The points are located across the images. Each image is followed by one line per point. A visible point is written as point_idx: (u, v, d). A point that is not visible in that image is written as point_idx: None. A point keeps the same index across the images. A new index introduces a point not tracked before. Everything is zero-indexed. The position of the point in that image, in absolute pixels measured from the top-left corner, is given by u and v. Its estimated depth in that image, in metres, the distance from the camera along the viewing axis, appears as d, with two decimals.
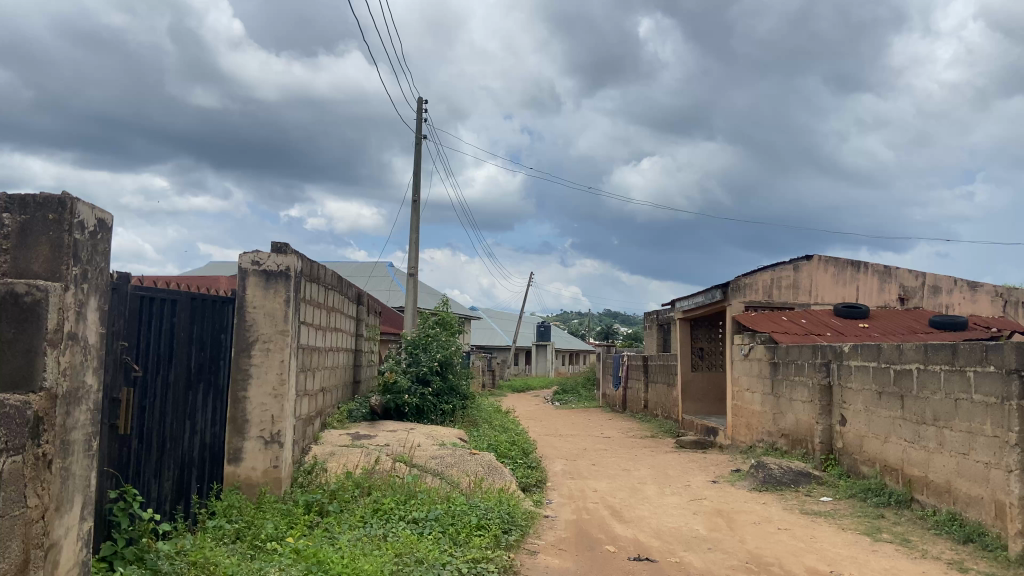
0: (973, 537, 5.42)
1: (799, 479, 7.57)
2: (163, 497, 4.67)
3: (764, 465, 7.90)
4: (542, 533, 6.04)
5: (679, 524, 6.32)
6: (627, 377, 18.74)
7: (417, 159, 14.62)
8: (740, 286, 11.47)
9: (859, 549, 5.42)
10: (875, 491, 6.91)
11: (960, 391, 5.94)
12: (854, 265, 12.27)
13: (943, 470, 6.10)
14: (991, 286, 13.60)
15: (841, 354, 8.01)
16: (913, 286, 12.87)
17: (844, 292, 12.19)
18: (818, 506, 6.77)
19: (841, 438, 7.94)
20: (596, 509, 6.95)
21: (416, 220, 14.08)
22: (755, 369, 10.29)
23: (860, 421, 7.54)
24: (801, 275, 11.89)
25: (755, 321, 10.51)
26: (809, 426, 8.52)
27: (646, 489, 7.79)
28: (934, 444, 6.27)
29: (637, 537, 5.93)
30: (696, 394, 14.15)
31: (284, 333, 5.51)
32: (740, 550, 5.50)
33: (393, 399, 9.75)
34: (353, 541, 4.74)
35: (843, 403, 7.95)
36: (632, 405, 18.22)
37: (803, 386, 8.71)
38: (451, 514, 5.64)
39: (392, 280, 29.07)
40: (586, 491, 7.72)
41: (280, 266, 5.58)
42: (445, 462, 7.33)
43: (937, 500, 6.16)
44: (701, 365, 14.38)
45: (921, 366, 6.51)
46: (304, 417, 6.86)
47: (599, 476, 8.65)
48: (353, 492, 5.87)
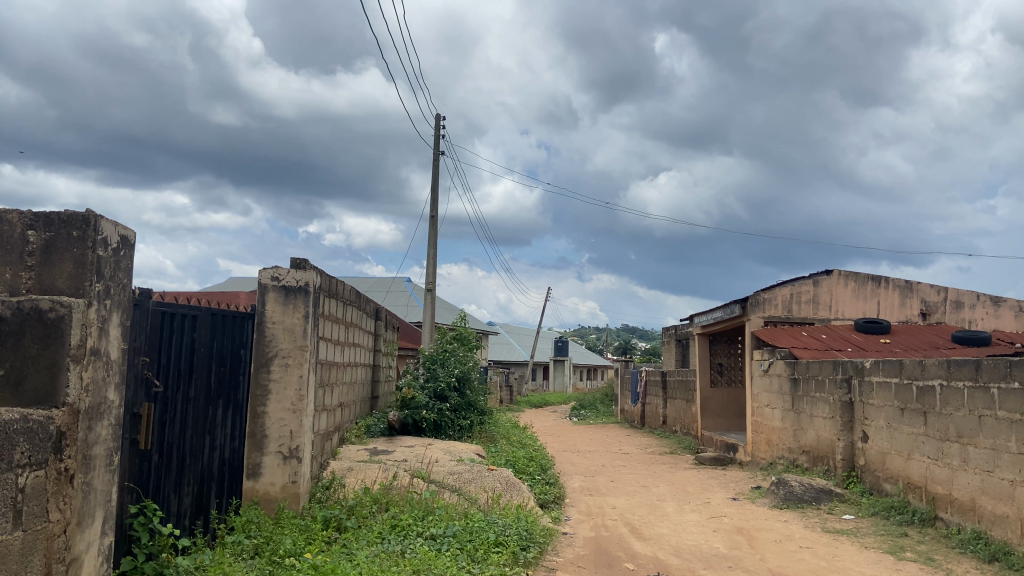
0: (999, 556, 5.30)
1: (820, 496, 7.47)
2: (182, 513, 4.68)
3: (785, 482, 7.82)
4: (561, 550, 6.01)
5: (698, 542, 6.25)
6: (644, 393, 18.64)
7: (434, 175, 14.67)
8: (759, 300, 11.38)
9: (883, 568, 5.33)
10: (897, 509, 6.81)
11: (984, 407, 5.85)
12: (875, 280, 12.17)
13: (967, 487, 6.00)
14: (1014, 301, 13.44)
15: (863, 370, 7.91)
16: (935, 301, 12.73)
17: (865, 307, 12.08)
18: (840, 524, 6.67)
19: (863, 455, 7.83)
20: (615, 526, 6.89)
21: (434, 236, 14.13)
22: (775, 385, 10.19)
23: (883, 437, 7.44)
24: (820, 289, 11.80)
25: (775, 337, 10.41)
26: (830, 443, 8.41)
27: (664, 506, 7.72)
28: (957, 462, 6.17)
29: (656, 555, 5.87)
30: (715, 409, 14.03)
31: (302, 348, 5.55)
32: (760, 568, 5.43)
33: (410, 415, 9.74)
34: (371, 557, 4.74)
35: (865, 419, 7.85)
36: (651, 421, 18.09)
37: (824, 402, 8.60)
38: (469, 531, 5.62)
39: (409, 296, 29.15)
40: (604, 508, 7.65)
41: (299, 281, 5.62)
42: (463, 478, 7.30)
43: (961, 518, 6.05)
44: (720, 381, 14.23)
45: (944, 382, 6.43)
46: (322, 432, 6.87)
47: (616, 492, 8.58)
48: (371, 508, 5.87)
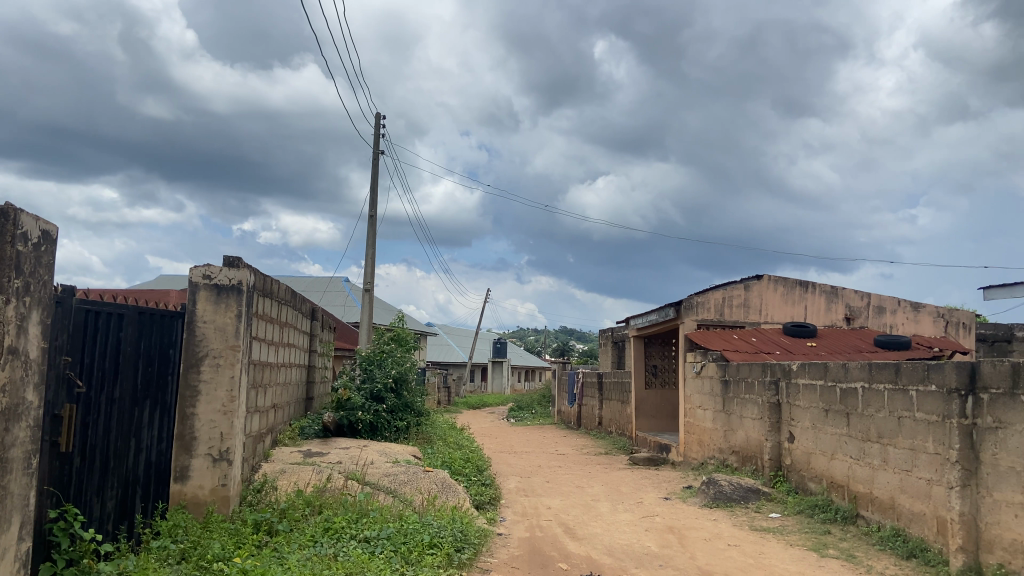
0: (916, 553, 5.57)
1: (748, 495, 7.67)
2: (106, 517, 4.54)
3: (715, 481, 7.99)
4: (495, 551, 6.04)
5: (631, 541, 6.36)
6: (581, 395, 18.81)
7: (374, 174, 14.53)
8: (693, 304, 11.62)
9: (807, 565, 5.52)
10: (821, 507, 7.06)
11: (904, 409, 6.11)
12: (802, 285, 12.58)
13: (887, 486, 6.26)
14: (932, 306, 13.97)
15: (789, 372, 8.16)
16: (858, 306, 13.19)
17: (793, 312, 12.46)
18: (767, 522, 6.88)
19: (789, 454, 8.09)
20: (550, 526, 6.96)
21: (373, 235, 13.99)
22: (707, 387, 10.41)
23: (808, 438, 7.70)
24: (751, 294, 12.14)
25: (707, 339, 10.65)
26: (758, 443, 8.66)
27: (599, 506, 7.82)
28: (878, 461, 6.43)
29: (590, 555, 5.96)
30: (650, 410, 14.28)
31: (234, 348, 5.44)
32: (690, 566, 5.57)
33: (346, 416, 9.62)
34: (302, 561, 4.67)
35: (791, 420, 8.09)
36: (587, 421, 18.28)
37: (753, 404, 8.85)
38: (404, 532, 5.61)
39: (347, 297, 28.82)
40: (539, 509, 7.71)
41: (232, 280, 5.50)
42: (399, 480, 7.27)
43: (881, 516, 6.31)
44: (654, 382, 14.49)
45: (866, 384, 6.69)
46: (254, 434, 6.72)
47: (552, 493, 8.63)
48: (304, 511, 5.79)
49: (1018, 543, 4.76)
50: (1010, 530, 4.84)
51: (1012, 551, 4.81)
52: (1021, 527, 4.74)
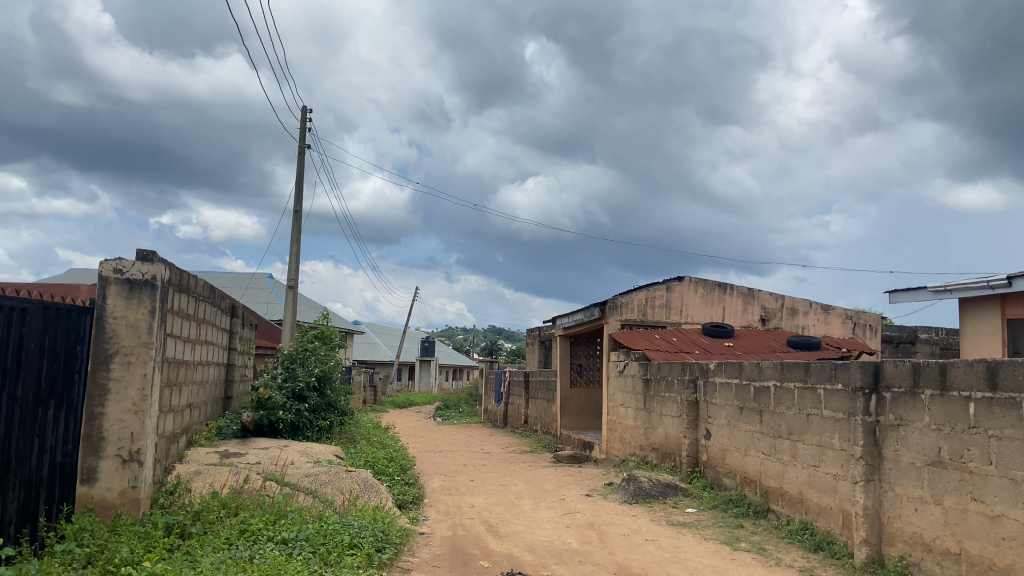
0: (823, 545, 5.82)
1: (667, 491, 7.86)
2: (6, 521, 4.32)
3: (635, 478, 8.15)
4: (417, 550, 6.01)
5: (551, 538, 6.43)
6: (508, 393, 18.90)
7: (299, 169, 14.23)
8: (618, 304, 11.81)
9: (720, 559, 5.69)
10: (735, 501, 7.29)
11: (812, 407, 6.37)
12: (721, 287, 12.96)
13: (796, 481, 6.51)
14: (841, 309, 14.59)
15: (707, 371, 8.40)
16: (773, 308, 13.67)
17: (712, 312, 12.82)
18: (683, 517, 7.06)
19: (706, 451, 8.32)
20: (472, 524, 6.97)
21: (297, 231, 13.71)
22: (629, 385, 10.62)
23: (723, 435, 7.94)
24: (672, 295, 12.43)
25: (629, 338, 10.85)
26: (676, 440, 8.88)
27: (521, 504, 7.88)
28: (788, 457, 6.67)
29: (511, 552, 6.00)
30: (574, 409, 14.46)
31: (147, 345, 5.25)
32: (609, 562, 5.66)
33: (267, 416, 9.40)
34: (215, 564, 4.55)
35: (708, 418, 8.33)
36: (513, 420, 18.38)
37: (673, 402, 9.06)
38: (323, 533, 5.52)
39: (271, 293, 28.16)
40: (462, 507, 7.71)
41: (145, 275, 5.31)
42: (319, 480, 7.16)
43: (790, 510, 6.56)
44: (579, 381, 14.67)
45: (777, 383, 6.94)
46: (168, 434, 6.50)
47: (476, 492, 8.65)
48: (219, 513, 5.63)
49: (917, 536, 5.01)
50: (910, 524, 5.08)
51: (912, 543, 5.06)
52: (921, 520, 4.98)
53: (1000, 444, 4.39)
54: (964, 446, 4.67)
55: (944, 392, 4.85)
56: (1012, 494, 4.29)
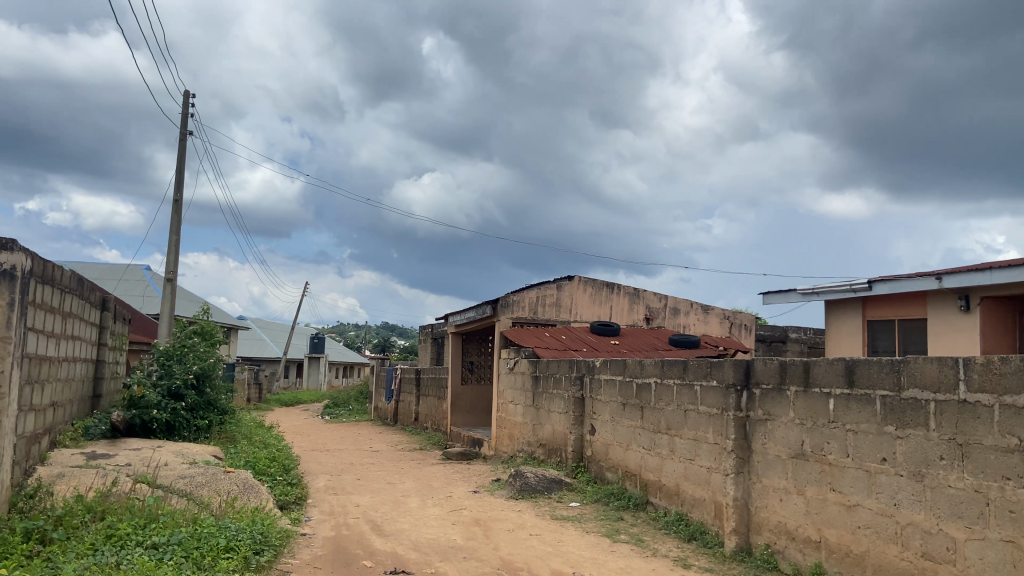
0: (697, 535, 6.08)
1: (551, 486, 7.99)
2: None
3: (521, 474, 8.25)
4: (297, 552, 5.85)
5: (436, 535, 6.42)
6: (399, 391, 18.73)
7: (181, 156, 13.57)
8: (509, 302, 11.90)
9: (600, 551, 5.84)
10: (616, 495, 7.51)
11: (689, 403, 6.63)
12: (609, 287, 13.31)
13: (673, 474, 6.76)
14: (719, 309, 15.28)
15: (593, 368, 8.60)
16: (657, 307, 14.16)
17: (600, 311, 13.14)
18: (566, 511, 7.21)
19: (590, 446, 8.52)
20: (356, 524, 6.86)
21: (178, 221, 13.08)
22: (518, 382, 10.73)
23: (607, 430, 8.15)
24: (562, 294, 12.66)
25: (519, 336, 10.96)
26: (563, 436, 9.05)
27: (407, 502, 7.82)
28: (666, 451, 6.92)
29: (395, 550, 5.94)
30: (465, 406, 14.49)
31: (5, 340, 4.87)
32: (493, 557, 5.71)
33: (140, 415, 8.92)
34: (78, 571, 4.28)
35: (593, 414, 8.53)
36: (403, 418, 18.22)
37: (560, 398, 9.23)
38: (197, 536, 5.29)
39: (148, 286, 26.74)
40: (347, 507, 7.58)
41: (3, 264, 4.92)
42: (195, 482, 6.85)
43: (667, 502, 6.82)
44: (470, 379, 14.71)
45: (658, 379, 7.18)
46: (27, 435, 6.05)
47: (362, 490, 8.52)
48: (83, 517, 5.30)
49: (782, 525, 5.30)
50: (776, 513, 5.38)
51: (777, 532, 5.36)
52: (784, 510, 5.29)
53: (856, 437, 4.71)
54: (824, 440, 4.98)
55: (807, 388, 5.16)
56: (866, 485, 4.61)
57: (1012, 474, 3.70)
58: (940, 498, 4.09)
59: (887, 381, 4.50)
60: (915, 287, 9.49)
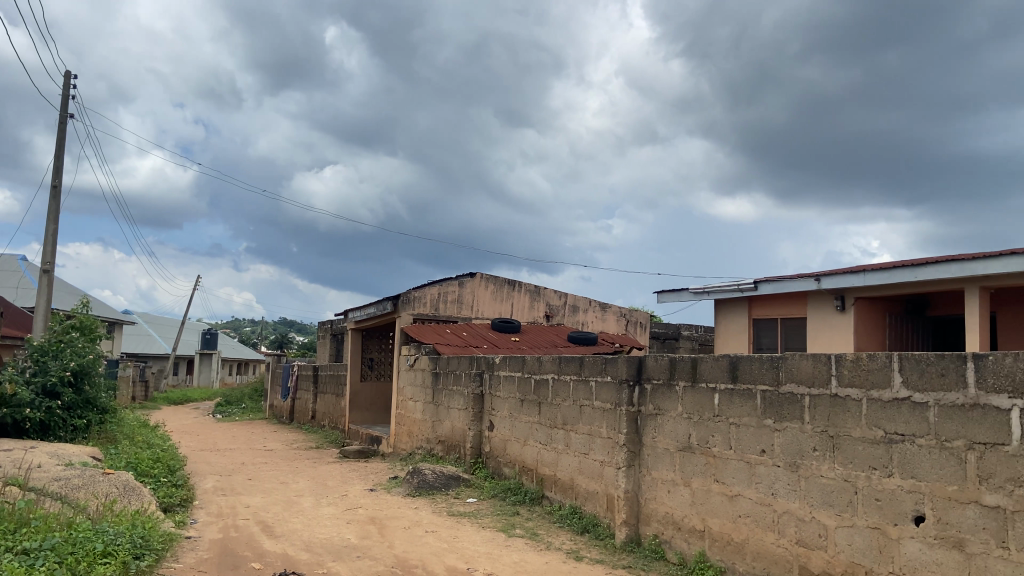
0: (589, 528, 6.22)
1: (449, 482, 7.98)
2: None
3: (419, 471, 8.20)
4: (182, 556, 5.61)
5: (329, 535, 6.29)
6: (295, 388, 18.27)
7: (61, 139, 12.75)
8: (410, 298, 11.80)
9: (495, 546, 5.88)
10: (512, 490, 7.58)
11: (584, 398, 6.76)
12: (510, 284, 13.41)
13: (568, 468, 6.88)
14: (617, 307, 15.65)
15: (492, 365, 8.64)
16: (557, 305, 14.37)
17: (501, 308, 13.23)
18: (463, 507, 7.22)
19: (488, 442, 8.56)
20: (246, 525, 6.64)
21: (57, 209, 12.29)
22: (418, 379, 10.66)
23: (505, 426, 8.21)
24: (464, 290, 12.66)
25: (420, 332, 10.89)
26: (461, 432, 9.05)
27: (301, 502, 7.63)
28: (562, 446, 7.03)
29: (286, 551, 5.79)
30: (363, 403, 14.28)
31: None
32: (387, 556, 5.64)
33: (10, 415, 8.34)
34: None
35: (491, 410, 8.57)
36: (300, 416, 17.79)
37: (459, 395, 9.22)
38: (72, 542, 4.98)
39: (22, 278, 25.02)
40: (237, 508, 7.33)
41: None
42: (71, 484, 6.46)
43: (562, 496, 6.93)
44: (369, 375, 14.50)
45: (555, 375, 7.29)
46: None
47: (253, 491, 8.26)
48: None
49: (669, 515, 5.49)
50: (663, 504, 5.56)
51: (664, 522, 5.54)
52: (672, 501, 5.47)
53: (738, 430, 4.92)
54: (709, 433, 5.18)
55: (695, 383, 5.35)
56: (747, 476, 4.82)
57: (877, 464, 3.96)
58: (813, 487, 4.33)
59: (767, 377, 4.72)
60: (797, 288, 10.00)
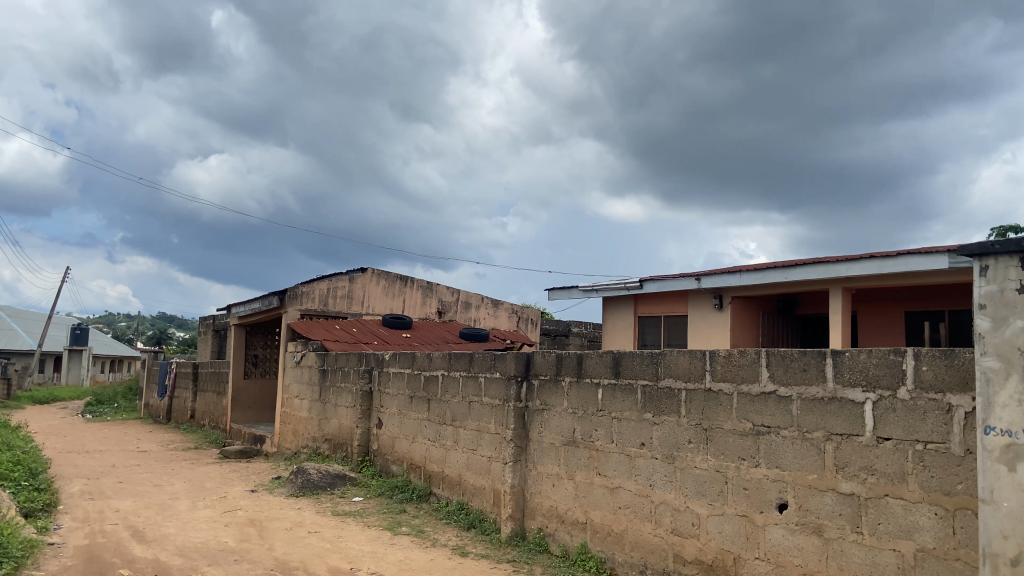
0: (476, 523, 6.25)
1: (334, 482, 7.82)
2: None
3: (303, 470, 8.00)
4: (42, 564, 5.24)
5: (206, 538, 6.04)
6: (174, 386, 17.44)
7: None
8: (298, 293, 11.47)
9: (380, 545, 5.81)
10: (400, 488, 7.51)
11: (473, 394, 6.77)
12: (402, 280, 13.30)
13: (456, 465, 6.89)
14: (508, 304, 15.79)
15: (381, 362, 8.52)
16: (449, 301, 14.35)
17: (392, 304, 13.08)
18: (348, 506, 7.09)
19: (376, 440, 8.44)
20: (114, 530, 6.28)
21: None
22: (304, 376, 10.39)
23: (393, 423, 8.12)
24: (354, 286, 12.43)
25: (308, 328, 10.61)
26: (349, 430, 8.89)
27: (176, 505, 7.29)
28: (450, 442, 7.02)
29: (158, 557, 5.51)
30: (247, 402, 13.79)
31: None
32: (267, 558, 5.47)
33: None
34: None
35: (380, 407, 8.46)
36: (178, 415, 16.99)
37: (347, 392, 9.06)
38: None
39: None
40: (105, 513, 6.91)
41: None
42: None
43: (449, 492, 6.93)
44: (253, 373, 14.02)
45: (445, 372, 7.27)
46: None
47: (124, 494, 7.82)
48: None
49: (553, 509, 5.58)
50: (548, 498, 5.66)
51: (548, 516, 5.64)
52: (556, 495, 5.57)
53: (620, 424, 5.06)
54: (592, 427, 5.30)
55: (580, 379, 5.46)
56: (627, 468, 4.97)
57: (746, 454, 4.16)
58: (687, 477, 4.51)
59: (647, 372, 4.87)
60: (680, 287, 10.40)
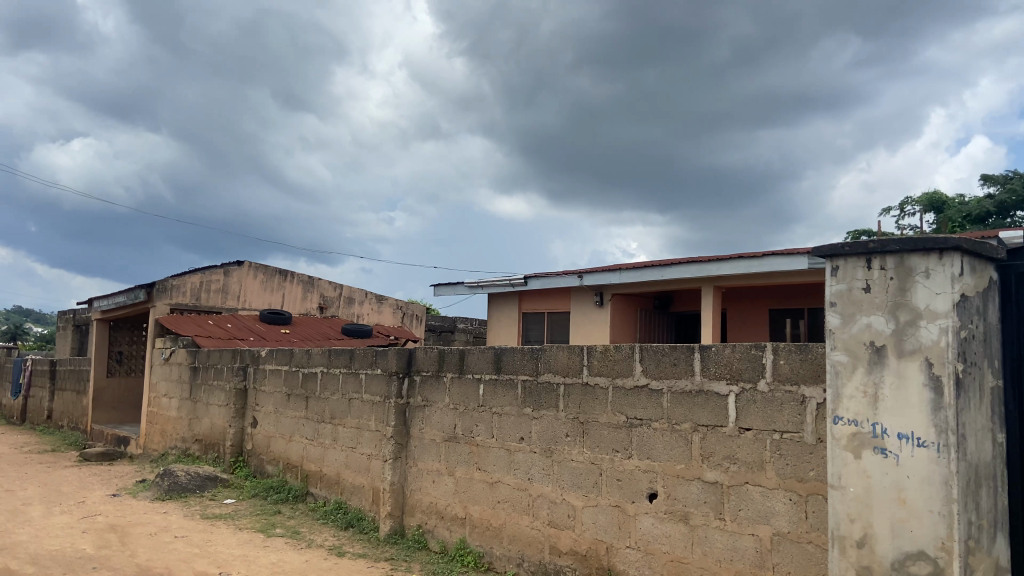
0: (354, 522, 6.14)
1: (205, 483, 7.48)
2: None
3: (170, 472, 7.61)
4: None
5: (61, 546, 5.63)
6: (28, 385, 16.18)
7: None
8: (168, 287, 10.90)
9: (253, 547, 5.60)
10: (274, 488, 7.27)
11: (353, 391, 6.64)
12: (281, 274, 12.89)
13: (334, 463, 6.74)
14: (393, 300, 15.61)
15: (257, 359, 8.22)
16: (331, 296, 14.03)
17: (270, 299, 12.66)
18: (219, 509, 6.80)
19: (251, 439, 8.14)
20: None
21: None
22: (174, 374, 9.88)
23: (269, 422, 7.85)
24: (230, 280, 11.94)
25: (179, 324, 10.10)
26: (221, 429, 8.53)
27: (27, 511, 6.76)
28: (329, 440, 6.86)
29: (4, 567, 5.09)
30: (109, 401, 12.98)
31: None
32: (128, 565, 5.16)
33: None
34: None
35: (255, 406, 8.16)
36: (32, 416, 15.78)
37: (220, 390, 8.68)
38: None
39: None
40: None
41: None
42: None
43: (327, 491, 6.77)
44: (117, 371, 13.21)
45: (324, 369, 7.09)
46: None
47: None
48: None
49: (433, 505, 5.56)
50: (428, 495, 5.62)
51: (428, 512, 5.61)
52: (436, 491, 5.55)
53: (500, 419, 5.09)
54: (473, 423, 5.31)
55: (461, 374, 5.46)
56: (506, 462, 5.01)
57: (619, 447, 4.29)
58: (564, 470, 4.60)
59: (527, 367, 4.93)
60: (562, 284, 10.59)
